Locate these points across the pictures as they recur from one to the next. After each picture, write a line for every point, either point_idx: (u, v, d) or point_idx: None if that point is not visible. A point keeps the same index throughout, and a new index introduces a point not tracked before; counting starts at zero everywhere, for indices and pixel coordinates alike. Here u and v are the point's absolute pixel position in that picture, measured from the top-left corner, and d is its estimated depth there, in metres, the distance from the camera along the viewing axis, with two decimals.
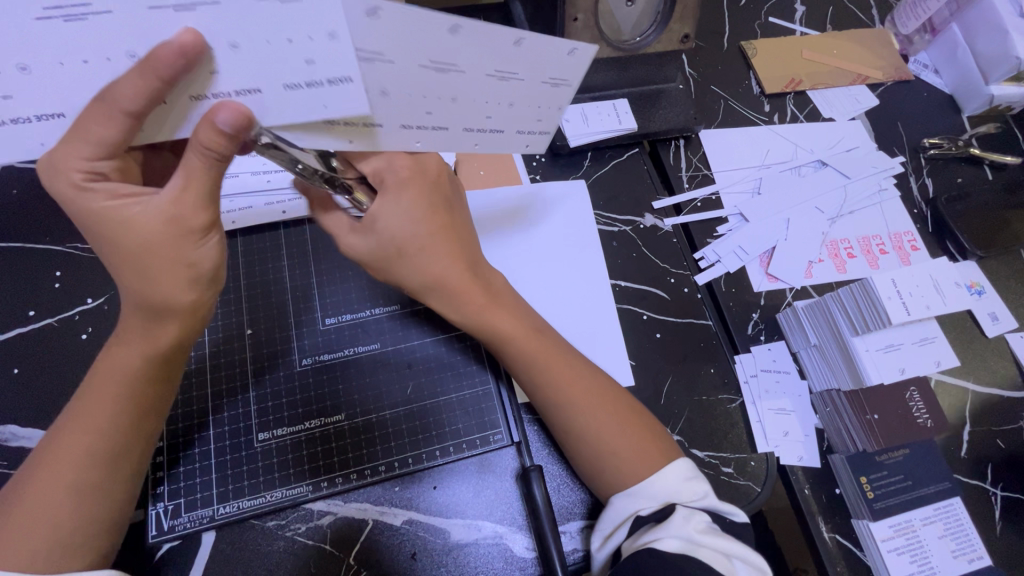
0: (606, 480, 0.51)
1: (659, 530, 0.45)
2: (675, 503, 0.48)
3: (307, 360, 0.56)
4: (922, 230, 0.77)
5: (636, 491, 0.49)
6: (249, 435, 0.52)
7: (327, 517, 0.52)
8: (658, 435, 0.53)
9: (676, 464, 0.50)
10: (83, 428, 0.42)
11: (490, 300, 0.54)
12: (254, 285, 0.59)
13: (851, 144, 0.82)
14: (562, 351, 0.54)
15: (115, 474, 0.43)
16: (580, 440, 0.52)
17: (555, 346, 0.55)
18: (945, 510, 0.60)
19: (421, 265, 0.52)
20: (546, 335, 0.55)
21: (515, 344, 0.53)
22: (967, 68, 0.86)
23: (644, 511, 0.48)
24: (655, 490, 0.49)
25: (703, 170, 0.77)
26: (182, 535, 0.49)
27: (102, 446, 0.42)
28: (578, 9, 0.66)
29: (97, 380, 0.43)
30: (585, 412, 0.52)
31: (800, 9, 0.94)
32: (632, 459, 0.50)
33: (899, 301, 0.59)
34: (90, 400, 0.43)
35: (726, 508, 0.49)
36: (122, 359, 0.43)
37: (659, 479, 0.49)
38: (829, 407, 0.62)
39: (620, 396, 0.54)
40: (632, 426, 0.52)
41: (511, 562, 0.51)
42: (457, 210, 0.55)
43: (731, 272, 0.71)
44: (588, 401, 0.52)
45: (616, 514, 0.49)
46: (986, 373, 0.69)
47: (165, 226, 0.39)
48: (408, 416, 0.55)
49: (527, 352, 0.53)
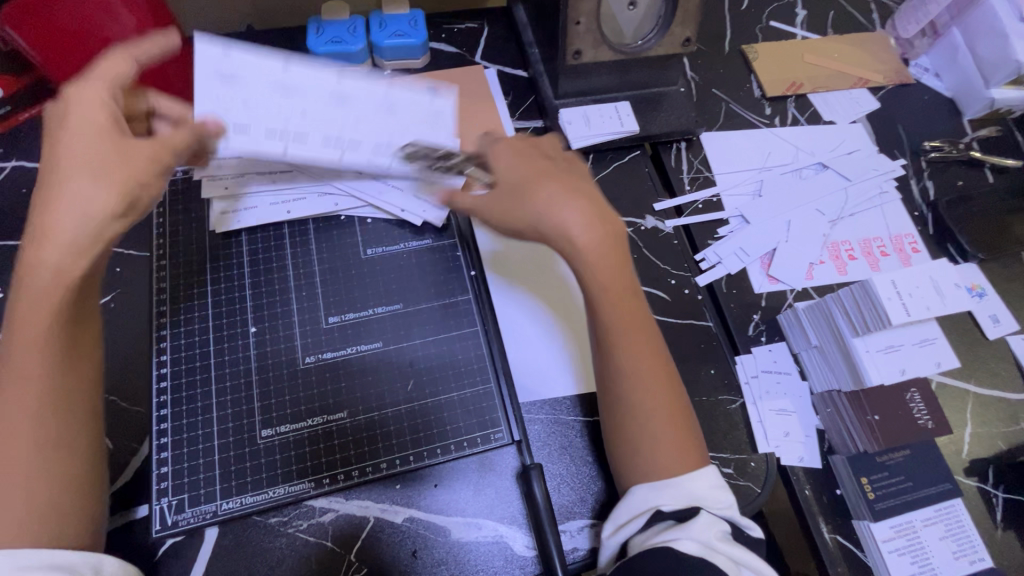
0: (631, 458, 0.51)
1: (682, 530, 0.45)
2: (700, 507, 0.47)
3: (310, 358, 0.56)
4: (922, 232, 0.78)
5: (664, 486, 0.48)
6: (252, 431, 0.53)
7: (328, 514, 0.52)
8: (691, 435, 0.52)
9: (707, 471, 0.50)
10: (13, 410, 0.41)
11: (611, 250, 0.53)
12: (258, 281, 0.59)
13: (852, 147, 0.82)
14: (641, 320, 0.53)
15: (64, 444, 0.42)
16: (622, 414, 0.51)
17: (638, 314, 0.53)
18: (947, 511, 0.60)
19: (479, 198, 0.54)
20: (639, 303, 0.54)
21: (603, 303, 0.52)
22: (967, 72, 0.86)
23: (665, 507, 0.48)
24: (680, 488, 0.48)
25: (704, 172, 0.78)
26: (186, 530, 0.49)
27: (39, 416, 0.42)
28: (580, 13, 0.66)
29: (13, 359, 0.42)
30: (646, 391, 0.51)
31: (801, 14, 0.94)
32: (666, 446, 0.50)
33: (899, 301, 0.58)
34: (5, 383, 0.41)
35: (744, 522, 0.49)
36: (29, 322, 0.42)
37: (689, 481, 0.48)
38: (830, 408, 0.63)
39: (677, 393, 0.52)
40: (676, 412, 0.51)
41: (511, 560, 0.52)
42: (564, 165, 0.56)
43: (732, 274, 0.71)
44: (652, 376, 0.52)
45: (637, 505, 0.49)
46: (987, 376, 0.69)
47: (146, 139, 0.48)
48: (409, 413, 0.56)
49: (608, 313, 0.52)
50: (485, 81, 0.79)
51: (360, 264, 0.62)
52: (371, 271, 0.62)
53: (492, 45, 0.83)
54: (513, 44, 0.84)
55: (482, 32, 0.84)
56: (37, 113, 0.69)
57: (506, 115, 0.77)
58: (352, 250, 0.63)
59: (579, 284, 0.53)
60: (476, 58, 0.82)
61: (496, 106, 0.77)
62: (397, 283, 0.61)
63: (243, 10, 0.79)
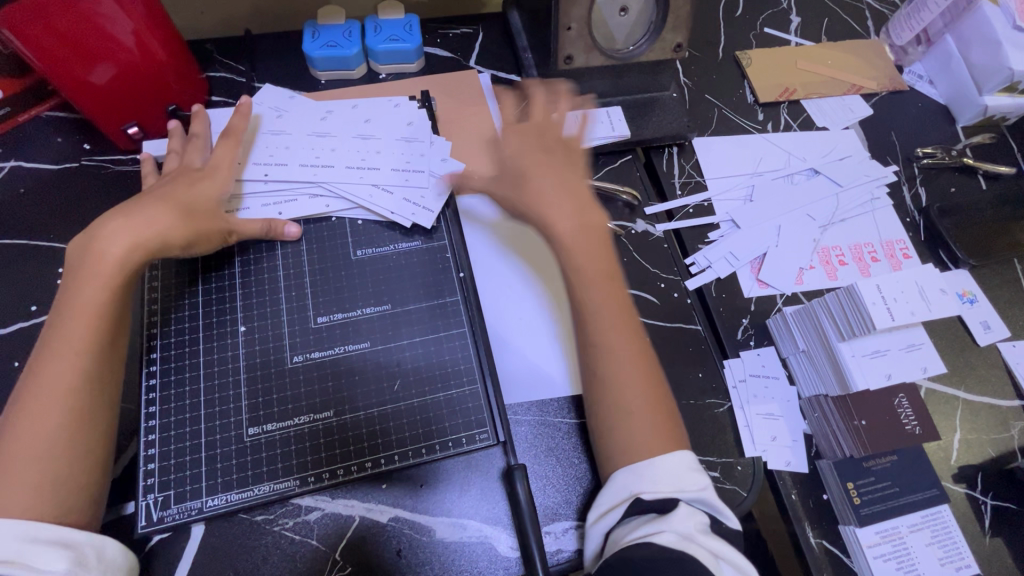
0: (613, 428, 0.52)
1: (663, 523, 0.46)
2: (678, 498, 0.48)
3: (298, 358, 0.57)
4: (914, 238, 0.78)
5: (642, 471, 0.50)
6: (239, 429, 0.53)
7: (314, 512, 0.53)
8: (672, 418, 0.54)
9: (682, 454, 0.51)
10: (61, 372, 0.47)
11: (587, 239, 0.59)
12: (248, 280, 0.60)
13: (844, 152, 0.83)
14: (621, 297, 0.58)
15: (97, 410, 0.48)
16: (606, 382, 0.54)
17: (619, 292, 0.58)
18: (933, 517, 0.60)
19: (574, 225, 0.59)
20: (620, 282, 0.58)
21: (580, 267, 0.58)
22: (961, 79, 0.86)
23: (645, 495, 0.48)
24: (661, 471, 0.49)
25: (695, 176, 0.78)
26: (172, 525, 0.50)
27: (84, 380, 0.48)
28: (571, 19, 0.67)
29: (63, 340, 0.49)
30: (618, 366, 0.54)
31: (795, 20, 0.95)
32: (648, 419, 0.52)
33: (884, 305, 0.58)
34: (57, 356, 0.48)
35: (720, 511, 0.49)
36: (89, 300, 0.50)
37: (664, 461, 0.50)
38: (817, 413, 0.63)
39: (658, 379, 0.55)
40: (652, 389, 0.54)
41: (495, 561, 0.53)
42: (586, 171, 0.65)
43: (722, 278, 0.71)
44: (630, 355, 0.55)
45: (618, 493, 0.50)
46: (977, 383, 0.69)
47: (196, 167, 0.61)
48: (395, 413, 0.56)
49: (597, 287, 0.57)
50: (479, 85, 0.80)
51: (350, 265, 0.62)
52: (361, 272, 0.62)
53: (487, 50, 0.84)
54: (508, 49, 0.85)
55: (477, 37, 0.85)
56: (35, 114, 0.70)
57: (499, 119, 0.78)
58: (343, 251, 0.63)
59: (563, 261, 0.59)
60: (470, 62, 0.83)
61: (489, 110, 0.78)
62: (387, 284, 0.62)
63: (241, 15, 0.80)
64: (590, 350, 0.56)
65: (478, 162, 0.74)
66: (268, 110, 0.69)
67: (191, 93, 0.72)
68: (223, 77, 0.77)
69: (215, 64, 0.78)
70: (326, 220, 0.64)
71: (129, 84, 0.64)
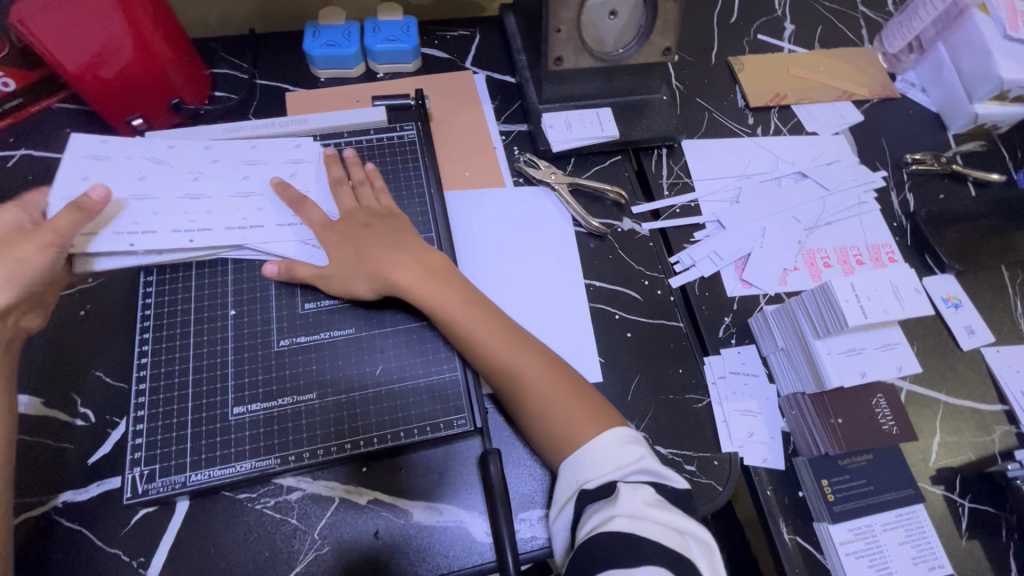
0: (541, 427, 0.55)
1: (612, 508, 0.47)
2: (615, 480, 0.50)
3: (284, 341, 0.59)
4: (900, 243, 0.78)
5: (578, 465, 0.52)
6: (224, 408, 0.55)
7: (295, 492, 0.55)
8: (597, 403, 0.56)
9: (614, 431, 0.53)
10: None
11: (441, 284, 0.59)
12: (241, 266, 0.62)
13: (833, 157, 0.84)
14: (497, 319, 0.59)
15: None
16: (520, 395, 0.56)
17: (490, 314, 0.59)
18: (908, 516, 0.60)
19: (416, 273, 0.59)
20: (488, 306, 0.60)
21: (462, 324, 0.57)
22: (952, 87, 0.87)
23: (587, 484, 0.51)
24: (600, 454, 0.52)
25: (683, 177, 0.79)
26: (156, 498, 0.52)
27: None
28: (561, 21, 0.69)
29: None
30: (550, 401, 0.55)
31: (789, 28, 0.96)
32: (572, 414, 0.54)
33: (857, 303, 0.59)
34: None
35: (663, 477, 0.51)
36: None
37: (595, 446, 0.52)
38: (795, 410, 0.63)
39: (583, 388, 0.57)
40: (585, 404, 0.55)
41: (470, 545, 0.54)
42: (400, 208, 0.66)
43: (706, 277, 0.72)
44: (544, 385, 0.56)
45: (566, 487, 0.52)
46: (959, 386, 0.69)
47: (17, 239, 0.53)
48: (375, 398, 0.57)
49: (467, 323, 0.57)
50: (473, 86, 0.82)
51: None
52: None
53: (483, 52, 0.87)
54: (503, 51, 0.87)
55: (474, 39, 0.87)
56: (48, 105, 0.73)
57: (491, 119, 0.80)
58: None
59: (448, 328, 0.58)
60: (466, 63, 0.85)
61: (482, 109, 0.80)
62: None
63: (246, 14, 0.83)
64: (493, 378, 0.56)
65: (469, 159, 0.76)
66: (134, 168, 0.61)
67: (191, 87, 0.74)
68: (226, 73, 0.80)
69: (220, 61, 0.81)
70: None
71: (136, 80, 0.67)
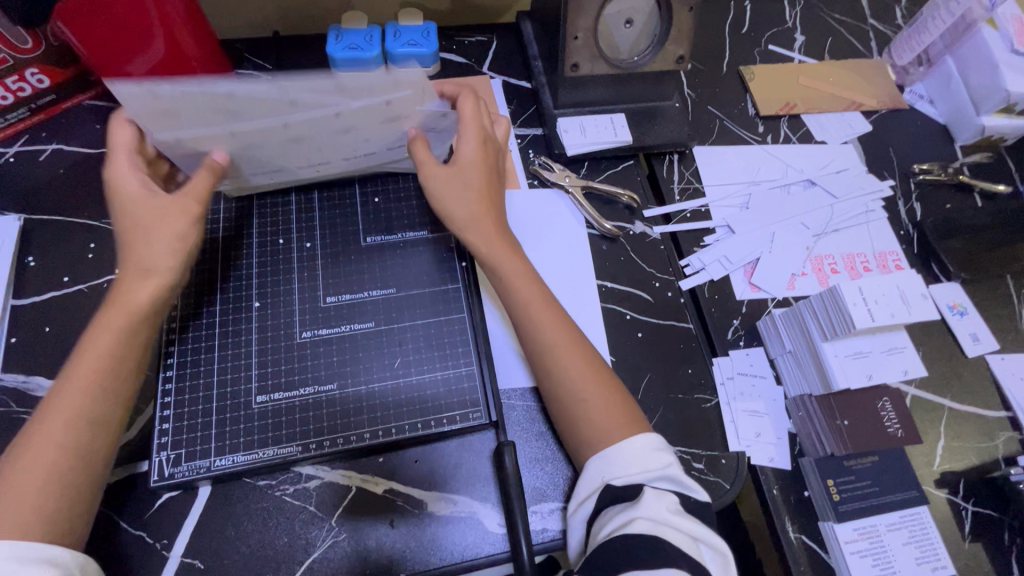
0: (568, 414, 0.56)
1: (634, 510, 0.49)
2: (644, 484, 0.51)
3: (307, 333, 0.61)
4: (907, 251, 0.80)
5: (608, 460, 0.53)
6: (248, 396, 0.57)
7: (314, 480, 0.56)
8: (626, 402, 0.57)
9: (647, 436, 0.54)
10: (72, 394, 0.47)
11: (514, 253, 0.61)
12: (265, 261, 0.64)
13: (841, 166, 0.85)
14: (561, 316, 0.60)
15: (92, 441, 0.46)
16: (556, 387, 0.57)
17: (542, 291, 0.61)
18: (912, 518, 0.61)
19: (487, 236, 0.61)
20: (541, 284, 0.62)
21: (514, 290, 0.60)
22: (960, 100, 0.89)
23: (615, 480, 0.52)
24: (630, 457, 0.53)
25: (694, 183, 0.81)
26: (181, 482, 0.53)
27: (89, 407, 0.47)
28: (578, 28, 0.71)
29: (81, 364, 0.48)
30: (576, 382, 0.57)
31: (799, 39, 0.98)
32: (599, 393, 0.56)
33: (864, 306, 0.60)
34: (71, 379, 0.47)
35: (687, 486, 0.52)
36: (104, 336, 0.49)
37: (628, 446, 0.53)
38: (801, 412, 0.65)
39: (609, 376, 0.58)
40: (611, 391, 0.57)
41: (483, 536, 0.55)
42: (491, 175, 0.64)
43: (715, 280, 0.74)
44: (576, 366, 0.57)
45: (590, 482, 0.53)
46: (964, 392, 0.70)
47: (160, 202, 0.53)
48: (394, 390, 0.59)
49: (523, 291, 0.60)
50: (490, 90, 0.84)
51: (359, 252, 0.66)
52: (369, 258, 0.66)
53: (500, 57, 0.89)
54: (520, 57, 0.89)
55: (492, 45, 0.90)
56: (77, 102, 0.76)
57: (507, 122, 0.82)
58: (353, 238, 0.67)
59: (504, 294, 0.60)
60: (483, 68, 0.87)
61: (498, 113, 0.82)
62: (394, 270, 0.65)
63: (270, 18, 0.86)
64: (532, 349, 0.59)
65: None
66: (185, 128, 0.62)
67: None
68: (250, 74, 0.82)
69: (244, 62, 0.83)
70: (340, 207, 0.69)
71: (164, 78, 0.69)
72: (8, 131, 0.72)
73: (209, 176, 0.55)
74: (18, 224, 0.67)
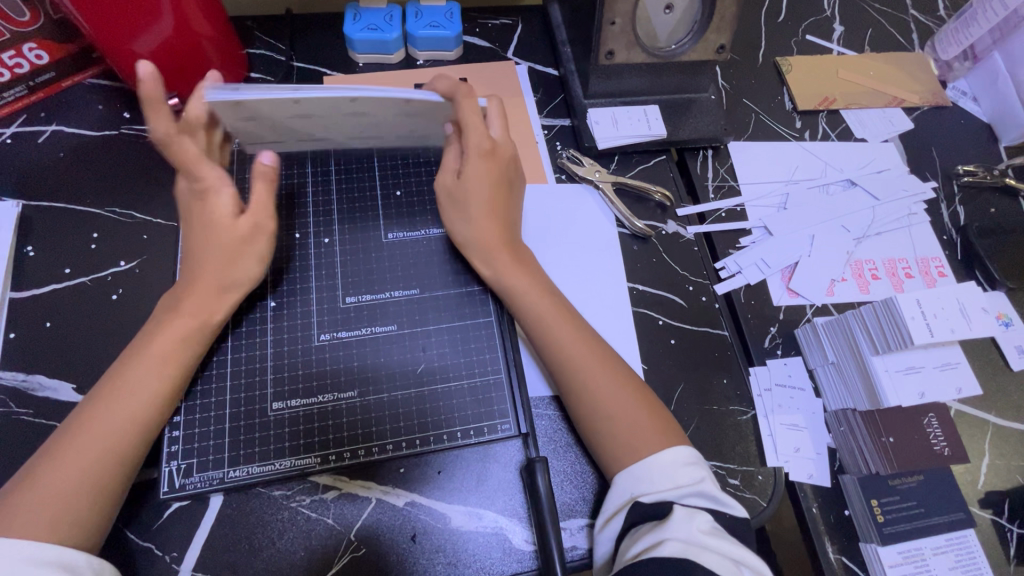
0: (600, 430, 0.53)
1: (663, 530, 0.46)
2: (672, 503, 0.48)
3: (325, 336, 0.57)
4: (950, 257, 0.76)
5: (636, 474, 0.50)
6: (264, 403, 0.53)
7: (331, 491, 0.53)
8: (658, 411, 0.54)
9: (676, 449, 0.51)
10: (128, 394, 0.47)
11: (520, 266, 0.59)
12: (278, 257, 0.60)
13: (882, 166, 0.81)
14: (574, 319, 0.58)
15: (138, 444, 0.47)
16: (581, 394, 0.54)
17: (563, 306, 0.58)
18: (958, 541, 0.58)
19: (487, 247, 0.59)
20: (557, 297, 0.59)
21: (528, 299, 0.57)
22: (1007, 98, 0.84)
23: (643, 497, 0.49)
24: (656, 470, 0.50)
25: (729, 181, 0.77)
26: (193, 494, 0.50)
27: (140, 411, 0.47)
28: (616, 14, 0.67)
29: (139, 364, 0.49)
30: (603, 397, 0.53)
31: (838, 29, 0.93)
32: (628, 406, 0.53)
33: (923, 320, 0.57)
34: (129, 376, 0.48)
35: (722, 502, 0.49)
36: (165, 340, 0.50)
37: (655, 460, 0.50)
38: (842, 426, 0.61)
39: (638, 385, 0.55)
40: (643, 406, 0.54)
41: (510, 553, 0.52)
42: (510, 187, 0.62)
43: (752, 285, 0.70)
44: (599, 379, 0.54)
45: (617, 498, 0.50)
46: (1009, 408, 0.67)
47: (243, 226, 0.54)
48: (418, 398, 0.56)
49: (534, 303, 0.57)
50: (516, 77, 0.80)
51: (381, 249, 0.62)
52: (390, 256, 0.62)
53: (526, 42, 0.84)
54: (546, 42, 0.84)
55: (516, 29, 0.85)
56: (79, 81, 0.71)
57: (534, 112, 0.77)
58: (374, 234, 0.63)
59: (514, 302, 0.57)
60: (508, 53, 0.82)
61: (524, 102, 0.78)
62: (417, 269, 0.62)
63: None
64: (550, 357, 0.56)
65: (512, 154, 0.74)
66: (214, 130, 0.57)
67: (226, 66, 0.71)
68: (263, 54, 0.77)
69: (255, 41, 0.78)
70: (359, 201, 0.65)
71: (171, 57, 0.64)
72: (5, 109, 0.67)
73: (268, 183, 0.55)
74: (17, 211, 0.63)
